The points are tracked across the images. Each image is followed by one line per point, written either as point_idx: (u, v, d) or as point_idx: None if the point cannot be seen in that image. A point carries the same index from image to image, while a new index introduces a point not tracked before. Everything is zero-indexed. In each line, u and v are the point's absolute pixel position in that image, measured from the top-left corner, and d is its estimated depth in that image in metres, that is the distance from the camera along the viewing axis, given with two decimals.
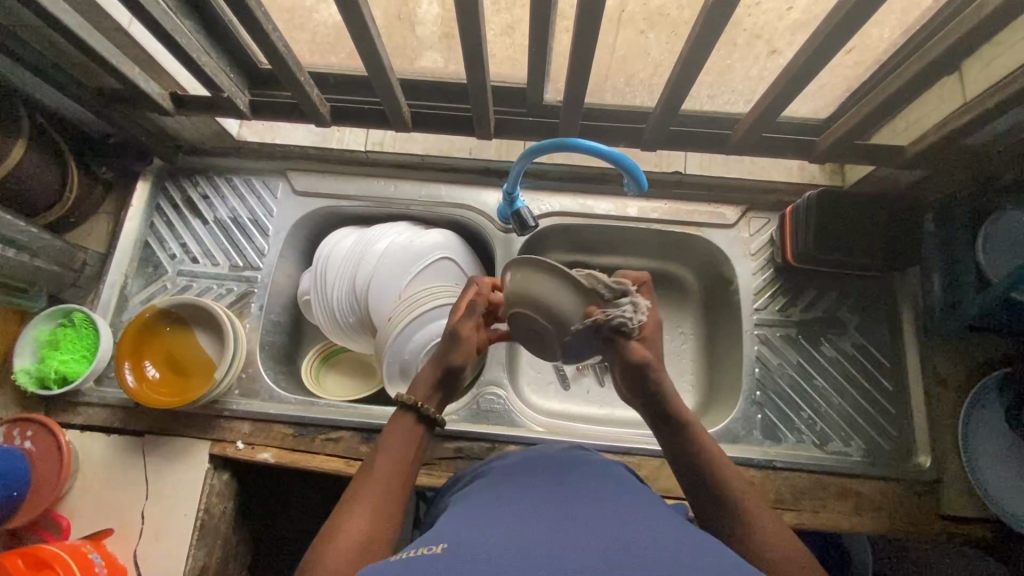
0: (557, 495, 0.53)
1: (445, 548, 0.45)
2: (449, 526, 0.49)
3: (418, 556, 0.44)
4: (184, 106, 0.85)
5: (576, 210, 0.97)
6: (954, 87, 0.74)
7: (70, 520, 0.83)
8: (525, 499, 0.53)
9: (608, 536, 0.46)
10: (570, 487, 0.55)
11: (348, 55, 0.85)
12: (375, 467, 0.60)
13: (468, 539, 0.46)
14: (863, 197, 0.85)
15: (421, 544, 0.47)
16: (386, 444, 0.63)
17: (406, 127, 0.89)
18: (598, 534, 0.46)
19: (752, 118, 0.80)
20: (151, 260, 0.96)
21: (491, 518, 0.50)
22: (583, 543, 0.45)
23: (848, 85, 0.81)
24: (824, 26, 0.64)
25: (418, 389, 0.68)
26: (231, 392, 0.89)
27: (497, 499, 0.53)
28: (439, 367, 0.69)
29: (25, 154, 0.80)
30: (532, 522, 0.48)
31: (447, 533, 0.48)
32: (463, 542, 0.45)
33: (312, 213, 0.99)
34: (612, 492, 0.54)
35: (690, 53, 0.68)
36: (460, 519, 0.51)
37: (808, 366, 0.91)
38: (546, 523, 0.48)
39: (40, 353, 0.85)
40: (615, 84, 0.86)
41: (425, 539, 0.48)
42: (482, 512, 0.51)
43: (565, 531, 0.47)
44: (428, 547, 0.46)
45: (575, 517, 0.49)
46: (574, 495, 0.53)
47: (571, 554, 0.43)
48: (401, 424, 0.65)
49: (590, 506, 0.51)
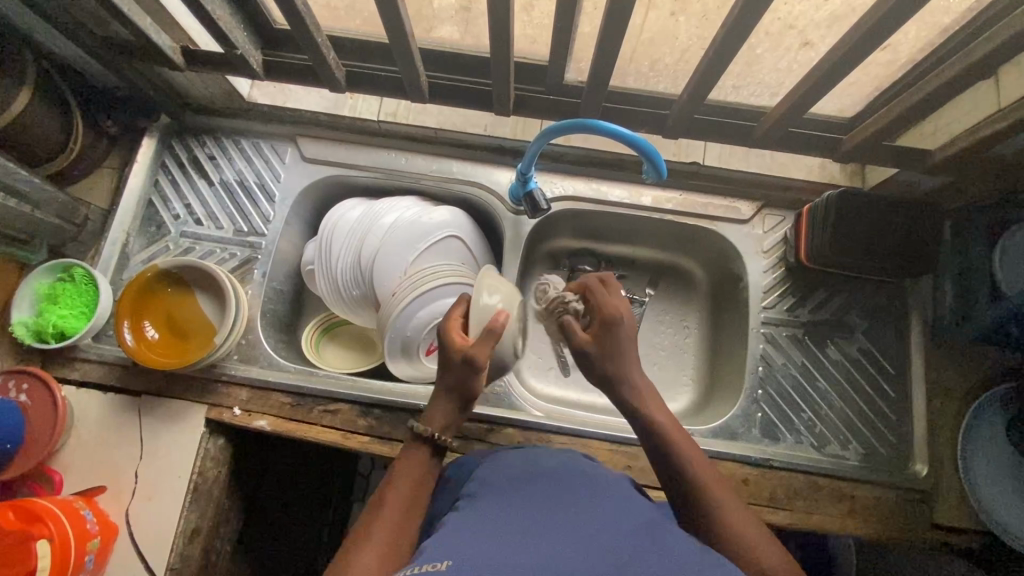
0: (560, 505, 0.52)
1: (449, 565, 0.43)
2: (449, 536, 0.48)
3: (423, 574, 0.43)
4: (195, 63, 0.83)
5: (590, 195, 0.95)
6: (988, 93, 0.72)
7: (63, 475, 0.82)
8: (522, 507, 0.52)
9: (614, 552, 0.45)
10: (573, 496, 0.54)
11: (366, 21, 0.81)
12: (379, 519, 0.56)
13: (475, 554, 0.44)
14: (883, 201, 0.83)
15: (425, 558, 0.46)
16: (392, 490, 0.59)
17: (422, 99, 0.87)
18: (608, 551, 0.45)
19: (779, 112, 0.78)
20: (154, 219, 0.94)
21: (497, 529, 0.49)
22: (593, 563, 0.44)
23: (877, 85, 0.79)
24: (864, 21, 0.61)
25: (436, 418, 0.64)
26: (230, 357, 0.88)
27: (492, 508, 0.52)
28: (451, 394, 0.65)
29: (30, 102, 0.78)
30: (536, 534, 0.48)
31: (447, 547, 0.46)
32: (470, 556, 0.44)
33: (319, 181, 0.97)
34: (608, 500, 0.54)
35: (723, 40, 0.66)
36: (459, 529, 0.49)
37: (812, 368, 0.91)
38: (552, 538, 0.47)
39: (38, 306, 0.84)
40: (638, 68, 0.84)
41: (430, 551, 0.46)
42: (481, 523, 0.50)
43: (572, 547, 0.46)
44: (430, 563, 0.44)
45: (582, 530, 0.48)
46: (573, 503, 0.53)
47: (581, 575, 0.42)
48: (412, 458, 0.62)
49: (597, 518, 0.50)
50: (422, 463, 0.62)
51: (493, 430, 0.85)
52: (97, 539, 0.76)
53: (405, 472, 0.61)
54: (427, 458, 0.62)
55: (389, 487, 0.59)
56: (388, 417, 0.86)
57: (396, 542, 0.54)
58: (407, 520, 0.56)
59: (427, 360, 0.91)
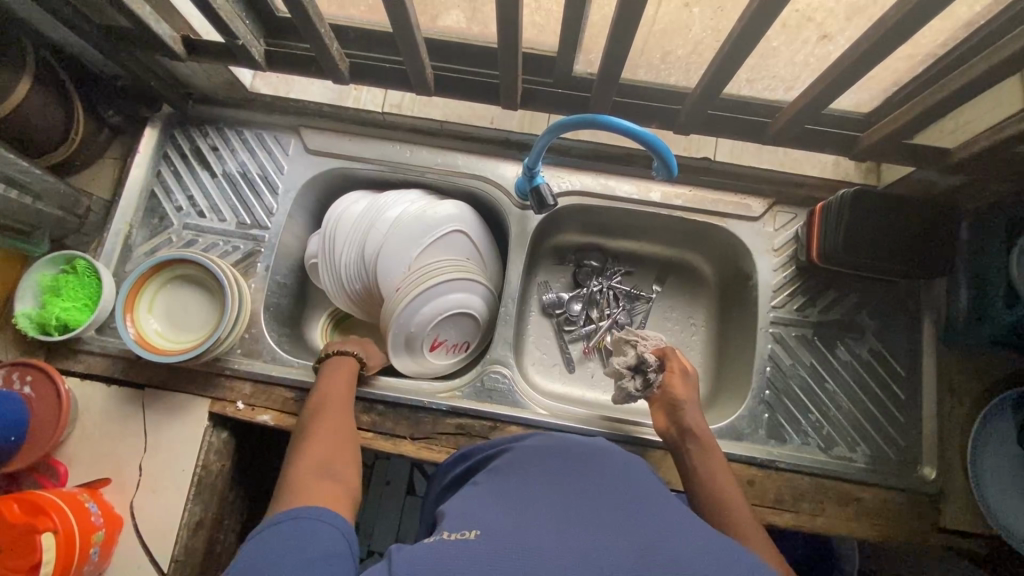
0: (584, 478, 0.53)
1: (479, 535, 0.45)
2: (477, 508, 0.50)
3: (453, 541, 0.44)
4: (196, 52, 0.81)
5: (597, 190, 0.94)
6: (1012, 89, 0.70)
7: (67, 467, 0.83)
8: (549, 480, 0.53)
9: (640, 528, 0.46)
10: (600, 470, 0.55)
11: (369, 8, 0.79)
12: (324, 414, 0.74)
13: (503, 525, 0.46)
14: (898, 199, 0.81)
15: (454, 527, 0.47)
16: (323, 396, 0.77)
17: (427, 90, 0.85)
18: (631, 526, 0.46)
19: (795, 108, 0.76)
20: (156, 210, 0.93)
21: (522, 499, 0.50)
22: (617, 536, 0.45)
23: (896, 80, 0.76)
24: (888, 16, 0.59)
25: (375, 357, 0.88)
26: (233, 351, 0.87)
27: (520, 482, 0.53)
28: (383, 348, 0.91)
29: (31, 91, 0.77)
30: (562, 505, 0.49)
31: (476, 520, 0.48)
32: (497, 526, 0.46)
33: (323, 173, 0.95)
34: (635, 477, 0.54)
35: (740, 33, 0.63)
36: (488, 502, 0.51)
37: (821, 369, 0.89)
38: (576, 508, 0.48)
39: (41, 298, 0.83)
40: (650, 60, 0.81)
41: (459, 521, 0.48)
42: (509, 497, 0.51)
43: (597, 518, 0.47)
44: (460, 532, 0.46)
45: (606, 503, 0.49)
46: (600, 477, 0.53)
47: (607, 547, 0.43)
48: (329, 373, 0.81)
49: (621, 493, 0.51)
50: (348, 374, 0.81)
51: (496, 428, 0.85)
52: (101, 531, 0.76)
53: (330, 385, 0.79)
54: (356, 366, 0.83)
55: (319, 396, 0.78)
56: (391, 413, 0.86)
57: (339, 426, 0.72)
58: (342, 420, 0.73)
59: (433, 356, 0.90)
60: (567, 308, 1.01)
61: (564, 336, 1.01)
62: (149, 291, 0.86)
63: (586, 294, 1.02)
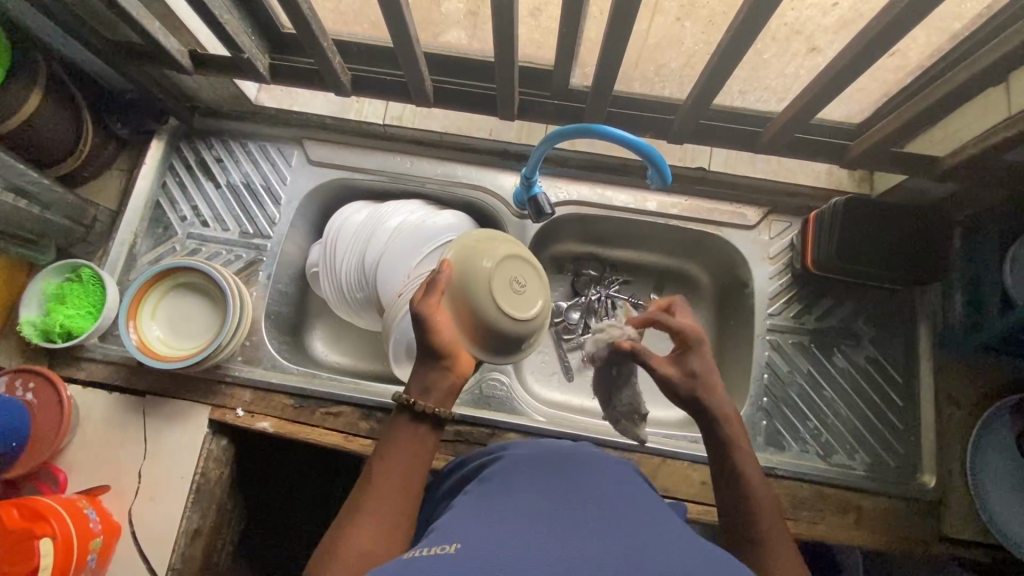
0: (564, 491, 0.52)
1: (458, 549, 0.43)
2: (457, 522, 0.48)
3: (430, 556, 0.43)
4: (202, 67, 0.84)
5: (594, 200, 0.95)
6: (997, 99, 0.71)
7: (67, 474, 0.83)
8: (530, 494, 0.52)
9: (621, 540, 0.45)
10: (580, 482, 0.54)
11: (371, 25, 0.82)
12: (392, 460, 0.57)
13: (481, 539, 0.45)
14: (889, 208, 0.83)
15: (430, 542, 0.46)
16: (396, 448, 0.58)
17: (427, 102, 0.87)
18: (613, 539, 0.45)
19: (786, 118, 0.78)
20: (161, 220, 0.95)
21: (502, 514, 0.49)
22: (599, 549, 0.44)
23: (883, 92, 0.78)
24: (870, 29, 0.61)
25: (413, 386, 0.61)
26: (234, 358, 0.88)
27: (501, 494, 0.52)
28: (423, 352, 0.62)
29: (40, 104, 0.79)
30: (543, 519, 0.48)
31: (454, 533, 0.46)
32: (478, 540, 0.44)
33: (324, 184, 0.97)
34: (615, 487, 0.54)
35: (729, 45, 0.65)
36: (467, 515, 0.49)
37: (819, 377, 0.90)
38: (557, 521, 0.47)
39: (46, 306, 0.84)
40: (644, 72, 0.83)
41: (438, 536, 0.47)
42: (488, 510, 0.50)
43: (579, 530, 0.46)
44: (439, 546, 0.44)
45: (586, 517, 0.48)
46: (581, 488, 0.53)
47: (588, 559, 0.43)
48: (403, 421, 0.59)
49: (600, 507, 0.50)
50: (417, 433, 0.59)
51: (494, 435, 0.85)
52: (99, 538, 0.76)
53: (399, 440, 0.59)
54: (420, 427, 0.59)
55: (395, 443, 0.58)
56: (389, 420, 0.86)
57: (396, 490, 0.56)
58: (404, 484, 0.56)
59: None
60: (566, 316, 1.02)
61: (562, 345, 1.01)
62: (154, 297, 0.87)
63: (585, 303, 1.02)
